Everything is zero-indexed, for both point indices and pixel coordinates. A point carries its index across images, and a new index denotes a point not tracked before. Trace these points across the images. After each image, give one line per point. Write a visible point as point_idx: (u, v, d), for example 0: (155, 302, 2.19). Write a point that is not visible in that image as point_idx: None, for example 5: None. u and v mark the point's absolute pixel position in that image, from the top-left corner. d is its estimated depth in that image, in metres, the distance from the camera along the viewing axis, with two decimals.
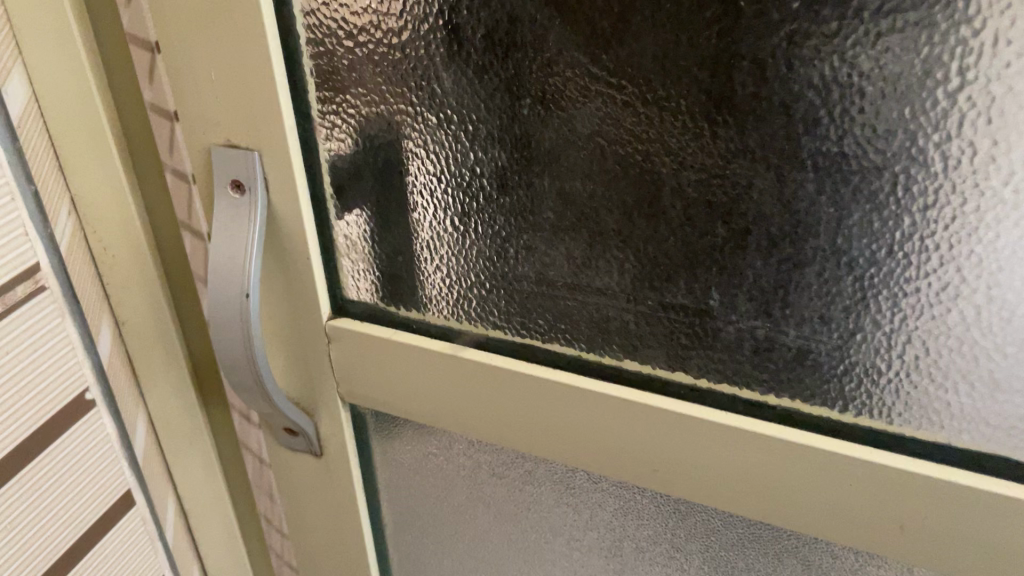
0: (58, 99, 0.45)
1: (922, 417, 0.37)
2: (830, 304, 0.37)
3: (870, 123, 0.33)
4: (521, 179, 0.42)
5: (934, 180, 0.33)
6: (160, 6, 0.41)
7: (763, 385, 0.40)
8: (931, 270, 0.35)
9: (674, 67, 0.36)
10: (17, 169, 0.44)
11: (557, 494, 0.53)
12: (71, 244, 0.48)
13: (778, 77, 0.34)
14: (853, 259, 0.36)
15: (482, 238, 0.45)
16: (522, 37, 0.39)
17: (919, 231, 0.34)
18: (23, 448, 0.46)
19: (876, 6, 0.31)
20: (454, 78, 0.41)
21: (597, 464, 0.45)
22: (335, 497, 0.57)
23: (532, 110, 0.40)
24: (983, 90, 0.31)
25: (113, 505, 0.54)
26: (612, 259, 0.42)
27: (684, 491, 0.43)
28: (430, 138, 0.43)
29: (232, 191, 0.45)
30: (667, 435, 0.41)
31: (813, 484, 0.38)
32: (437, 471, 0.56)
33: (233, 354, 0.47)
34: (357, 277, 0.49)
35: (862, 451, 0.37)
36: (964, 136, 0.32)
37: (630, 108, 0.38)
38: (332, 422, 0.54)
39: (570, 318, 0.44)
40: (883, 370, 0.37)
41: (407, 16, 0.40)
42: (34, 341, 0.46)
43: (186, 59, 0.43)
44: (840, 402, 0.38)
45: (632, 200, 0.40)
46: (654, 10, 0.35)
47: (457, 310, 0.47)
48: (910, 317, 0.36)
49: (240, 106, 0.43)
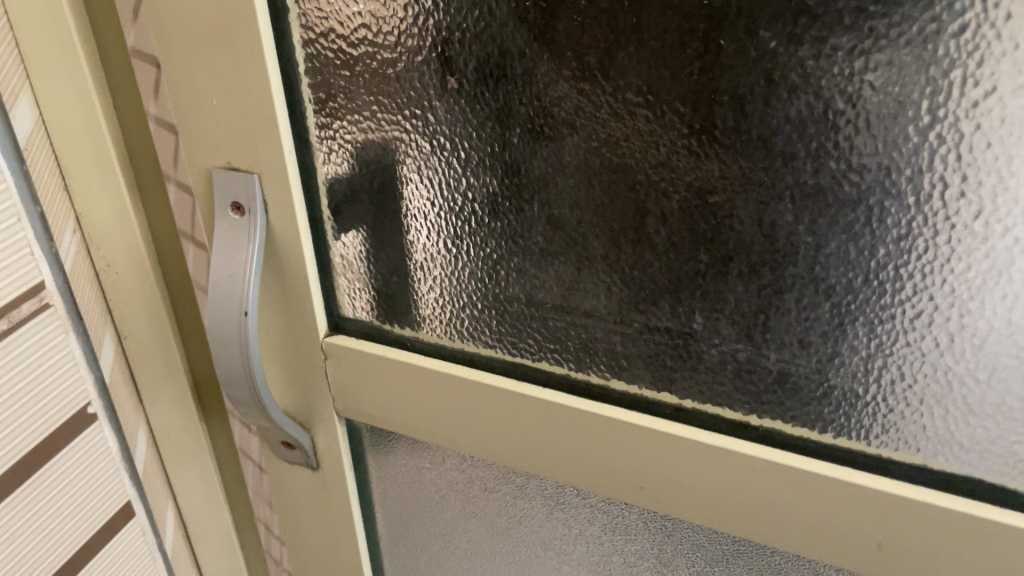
0: (64, 122, 0.47)
1: (899, 439, 0.38)
2: (809, 329, 0.39)
3: (844, 157, 0.35)
4: (511, 205, 0.43)
5: (907, 213, 0.34)
6: (163, 35, 0.43)
7: (746, 406, 0.41)
8: (905, 299, 0.36)
9: (658, 101, 0.37)
10: (24, 190, 0.45)
11: (547, 510, 0.54)
12: (75, 262, 0.50)
13: (757, 112, 0.35)
14: (831, 287, 0.37)
15: (474, 260, 0.46)
16: (512, 70, 0.40)
17: (894, 261, 0.35)
18: (25, 462, 0.47)
19: (849, 47, 0.33)
20: (447, 107, 0.42)
21: (586, 481, 0.46)
22: (331, 510, 0.58)
23: (522, 139, 0.42)
24: (953, 128, 0.32)
25: (113, 517, 0.56)
26: (599, 282, 0.43)
27: (671, 508, 0.44)
28: (425, 164, 0.45)
29: (232, 213, 0.47)
30: (653, 454, 0.42)
31: (794, 503, 0.39)
32: (430, 485, 0.58)
33: (232, 370, 0.48)
34: (353, 296, 0.50)
35: (841, 471, 0.38)
36: (936, 171, 0.33)
37: (617, 138, 0.39)
38: (327, 437, 0.55)
39: (559, 338, 0.45)
40: (860, 393, 0.39)
41: (401, 47, 0.42)
42: (38, 357, 0.47)
43: (189, 86, 0.44)
44: (820, 424, 0.40)
45: (618, 226, 0.41)
46: (638, 46, 0.37)
47: (449, 329, 0.48)
48: (886, 343, 0.37)
49: (240, 131, 0.44)
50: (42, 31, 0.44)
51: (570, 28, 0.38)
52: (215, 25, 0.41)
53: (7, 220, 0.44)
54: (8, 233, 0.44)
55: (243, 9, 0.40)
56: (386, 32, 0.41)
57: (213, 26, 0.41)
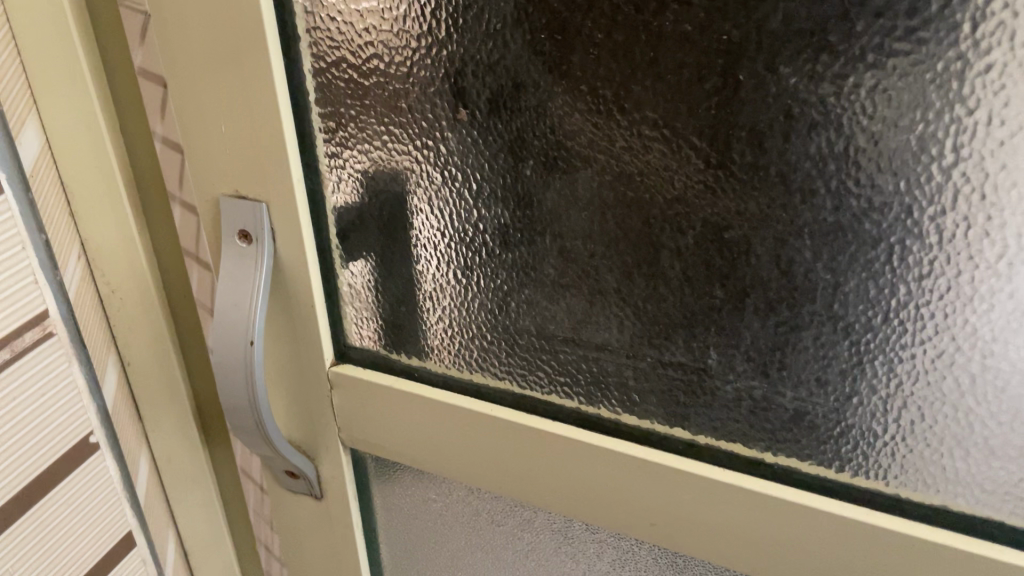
0: (71, 148, 0.47)
1: (918, 479, 0.37)
2: (827, 367, 0.38)
3: (866, 195, 0.34)
4: (523, 237, 0.43)
5: (930, 252, 0.34)
6: (172, 63, 0.42)
7: (761, 444, 0.40)
8: (926, 338, 0.35)
9: (675, 135, 0.37)
10: (30, 218, 0.45)
11: (555, 544, 0.53)
12: (79, 290, 0.49)
13: (776, 148, 0.35)
14: (850, 325, 0.37)
15: (484, 291, 0.45)
16: (526, 102, 0.39)
17: (915, 299, 0.35)
18: (25, 494, 0.46)
19: (871, 84, 0.32)
20: (459, 138, 0.42)
21: (597, 517, 0.45)
22: (335, 539, 0.57)
23: (535, 171, 0.41)
24: (977, 167, 0.31)
25: (114, 547, 0.55)
26: (612, 316, 0.42)
27: (684, 546, 0.43)
28: (435, 195, 0.44)
29: (240, 241, 0.46)
30: (667, 491, 0.41)
31: (812, 545, 0.39)
32: (435, 515, 0.57)
33: (237, 398, 0.47)
34: (360, 326, 0.50)
35: (860, 512, 0.37)
36: (959, 210, 0.32)
37: (630, 172, 0.39)
38: (332, 466, 0.54)
39: (570, 371, 0.44)
40: (879, 433, 0.38)
41: (413, 78, 0.41)
42: (40, 386, 0.46)
43: (197, 113, 0.44)
44: (837, 462, 0.39)
45: (631, 260, 0.41)
46: (655, 81, 0.36)
47: (457, 360, 0.48)
48: (905, 382, 0.36)
49: (248, 160, 0.44)
50: (50, 56, 0.44)
51: (585, 60, 0.37)
52: (226, 54, 0.40)
53: (13, 248, 0.43)
54: (13, 261, 0.43)
55: (255, 37, 0.39)
56: (398, 62, 0.41)
57: (224, 54, 0.41)
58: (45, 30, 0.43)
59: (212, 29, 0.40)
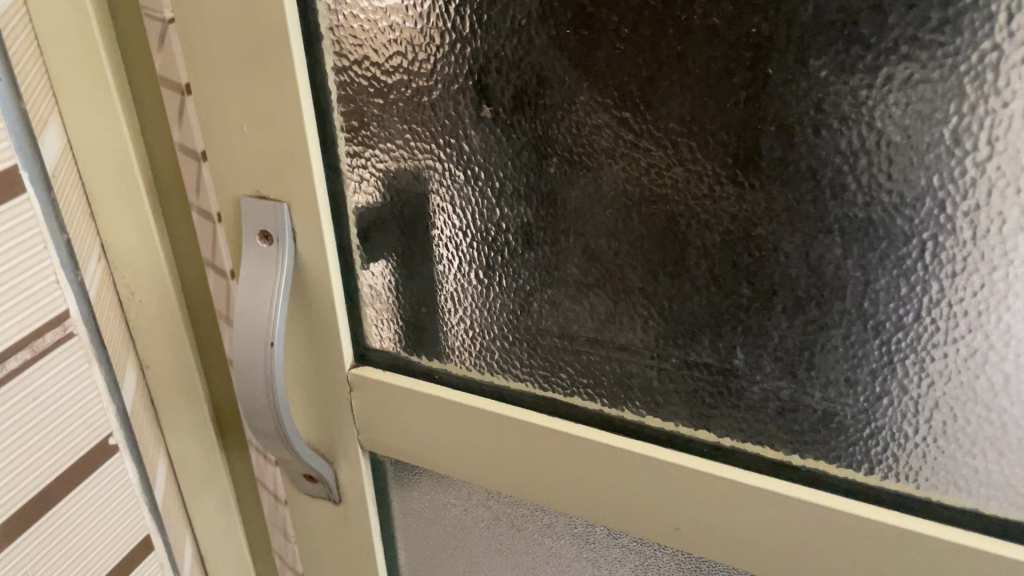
0: (91, 149, 0.47)
1: (950, 481, 0.37)
2: (856, 367, 0.37)
3: (897, 190, 0.33)
4: (547, 236, 0.42)
5: (963, 248, 0.33)
6: (195, 62, 0.43)
7: (788, 446, 0.40)
8: (959, 336, 0.35)
9: (702, 131, 0.36)
10: (52, 218, 0.44)
11: (577, 549, 0.52)
12: (100, 290, 0.49)
13: (805, 143, 0.34)
14: (880, 323, 0.36)
15: (506, 291, 0.45)
16: (551, 99, 0.39)
17: (947, 297, 0.34)
18: (44, 492, 0.46)
19: (904, 76, 0.32)
20: (482, 136, 0.42)
21: (620, 520, 0.44)
22: (353, 544, 0.57)
23: (559, 168, 0.41)
24: (1012, 160, 0.31)
25: (134, 548, 0.54)
26: (636, 315, 0.42)
27: (709, 550, 0.42)
28: (457, 194, 0.44)
29: (261, 241, 0.46)
30: (691, 493, 0.41)
31: (840, 548, 0.38)
32: (455, 520, 0.56)
33: (256, 400, 0.47)
34: (380, 327, 0.49)
35: (890, 515, 0.36)
36: (993, 206, 0.32)
37: (654, 168, 0.38)
38: (351, 469, 0.53)
39: (593, 372, 0.44)
40: (910, 434, 0.37)
41: (436, 75, 0.41)
42: (59, 387, 0.46)
43: (217, 112, 0.44)
44: (866, 464, 0.38)
45: (657, 258, 0.40)
46: (682, 76, 0.36)
47: (478, 361, 0.47)
48: (937, 382, 0.36)
49: (272, 160, 0.44)
50: (73, 56, 0.44)
51: (611, 55, 0.37)
52: (250, 53, 0.41)
53: (34, 247, 0.43)
54: (33, 260, 0.43)
55: (280, 36, 0.39)
56: (421, 60, 0.41)
57: (247, 54, 0.41)
58: (68, 29, 0.43)
59: (237, 28, 0.40)
